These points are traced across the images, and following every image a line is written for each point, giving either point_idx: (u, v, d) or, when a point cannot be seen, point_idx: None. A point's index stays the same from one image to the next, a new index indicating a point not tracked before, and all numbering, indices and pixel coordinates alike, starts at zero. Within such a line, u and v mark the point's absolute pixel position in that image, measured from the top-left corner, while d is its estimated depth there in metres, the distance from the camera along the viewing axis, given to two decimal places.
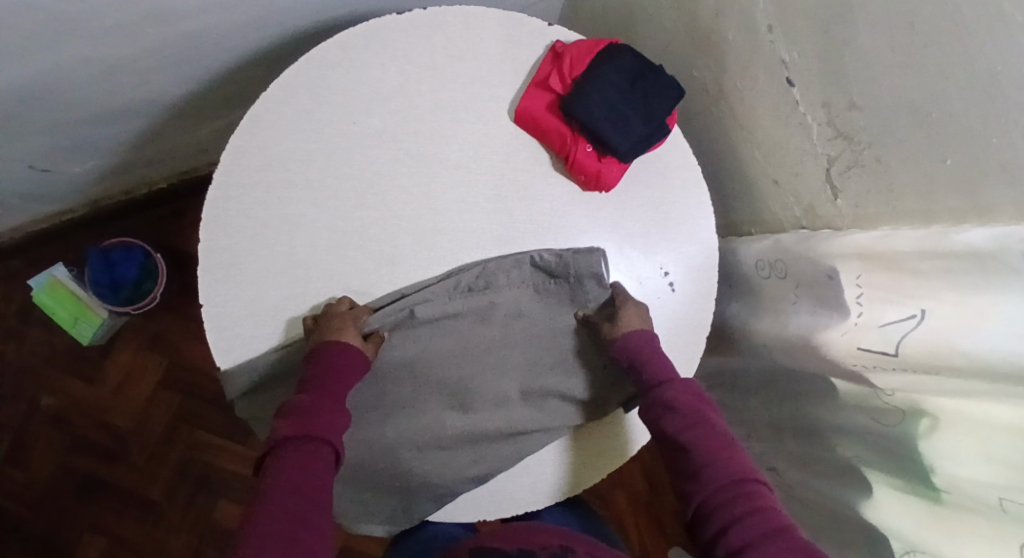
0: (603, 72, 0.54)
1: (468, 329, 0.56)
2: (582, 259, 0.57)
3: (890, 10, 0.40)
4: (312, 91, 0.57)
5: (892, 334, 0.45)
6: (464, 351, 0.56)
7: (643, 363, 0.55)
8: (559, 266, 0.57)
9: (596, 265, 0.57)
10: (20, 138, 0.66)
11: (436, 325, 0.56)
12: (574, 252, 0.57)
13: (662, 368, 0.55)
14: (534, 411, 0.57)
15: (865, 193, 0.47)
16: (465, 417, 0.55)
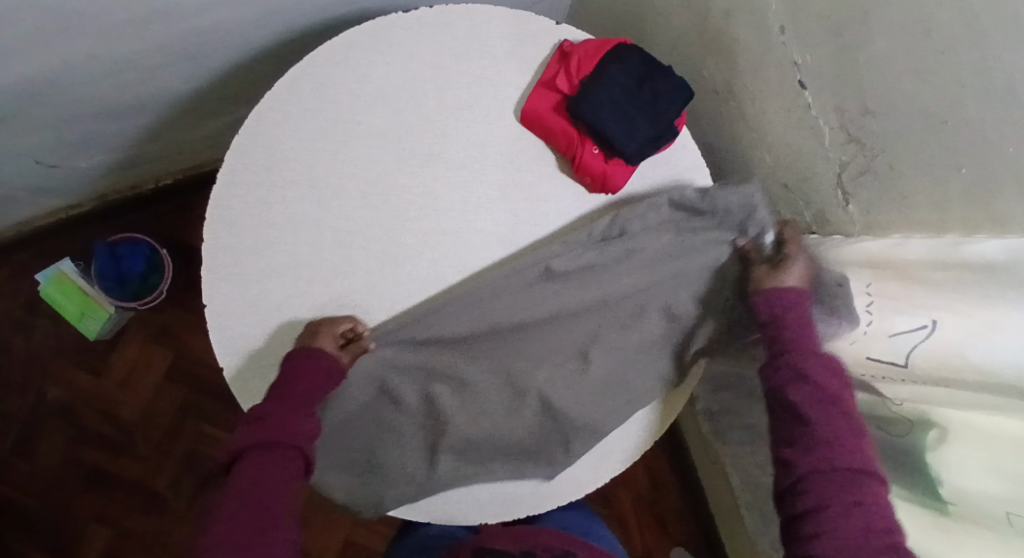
0: (611, 72, 0.53)
1: (598, 274, 0.55)
2: (731, 194, 0.53)
3: (907, 13, 0.39)
4: (317, 90, 0.56)
5: (902, 345, 0.44)
6: (586, 298, 0.55)
7: (783, 323, 0.48)
8: (703, 205, 0.54)
9: (749, 200, 0.52)
10: (27, 133, 0.66)
11: (574, 272, 0.55)
12: (721, 188, 0.53)
13: (806, 334, 0.47)
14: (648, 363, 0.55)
15: (877, 200, 0.46)
16: (574, 373, 0.54)
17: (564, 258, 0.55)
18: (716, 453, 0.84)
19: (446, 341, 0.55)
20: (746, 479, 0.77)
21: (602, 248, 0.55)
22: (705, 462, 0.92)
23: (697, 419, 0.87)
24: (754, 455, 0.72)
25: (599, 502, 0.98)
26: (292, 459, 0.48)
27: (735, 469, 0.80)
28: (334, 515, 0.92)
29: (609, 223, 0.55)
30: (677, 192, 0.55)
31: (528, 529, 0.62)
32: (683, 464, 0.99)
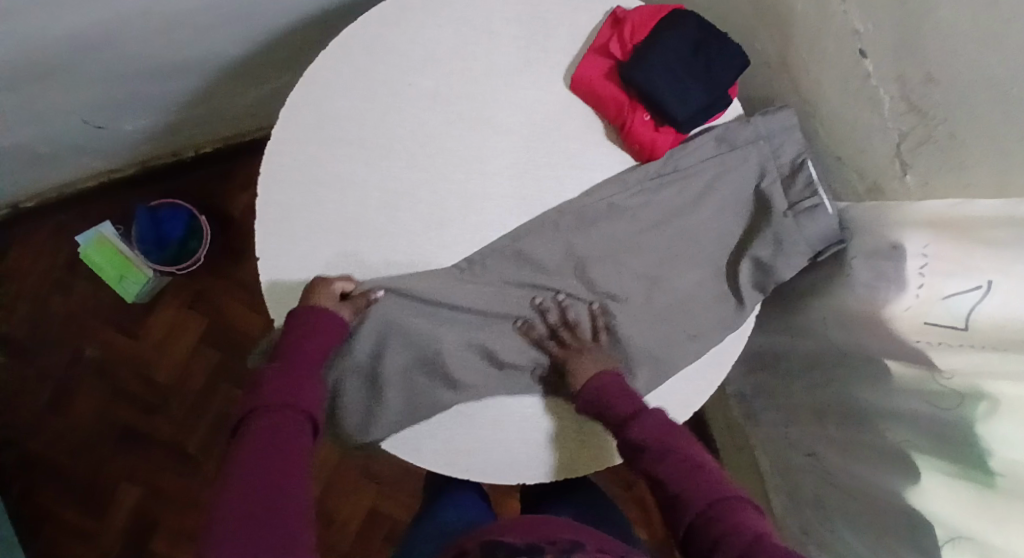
0: (666, 37, 0.53)
1: (652, 215, 0.55)
2: (774, 121, 0.54)
3: None
4: (369, 52, 0.57)
5: (959, 308, 0.44)
6: (639, 237, 0.56)
7: (605, 398, 0.53)
8: (747, 135, 0.55)
9: (790, 125, 0.54)
10: (76, 90, 0.67)
11: (625, 213, 0.55)
12: (764, 116, 0.55)
13: (626, 403, 0.53)
14: (711, 308, 0.56)
15: (936, 170, 0.45)
16: (629, 311, 0.56)
17: (621, 196, 0.55)
18: (745, 437, 0.83)
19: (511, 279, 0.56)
20: (776, 462, 0.76)
21: (656, 188, 0.55)
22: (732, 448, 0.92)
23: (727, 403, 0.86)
24: (788, 437, 0.71)
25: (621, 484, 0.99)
26: (293, 420, 0.48)
27: (764, 453, 0.79)
28: (359, 485, 0.92)
29: (663, 162, 0.55)
30: (719, 126, 0.56)
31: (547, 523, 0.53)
32: None
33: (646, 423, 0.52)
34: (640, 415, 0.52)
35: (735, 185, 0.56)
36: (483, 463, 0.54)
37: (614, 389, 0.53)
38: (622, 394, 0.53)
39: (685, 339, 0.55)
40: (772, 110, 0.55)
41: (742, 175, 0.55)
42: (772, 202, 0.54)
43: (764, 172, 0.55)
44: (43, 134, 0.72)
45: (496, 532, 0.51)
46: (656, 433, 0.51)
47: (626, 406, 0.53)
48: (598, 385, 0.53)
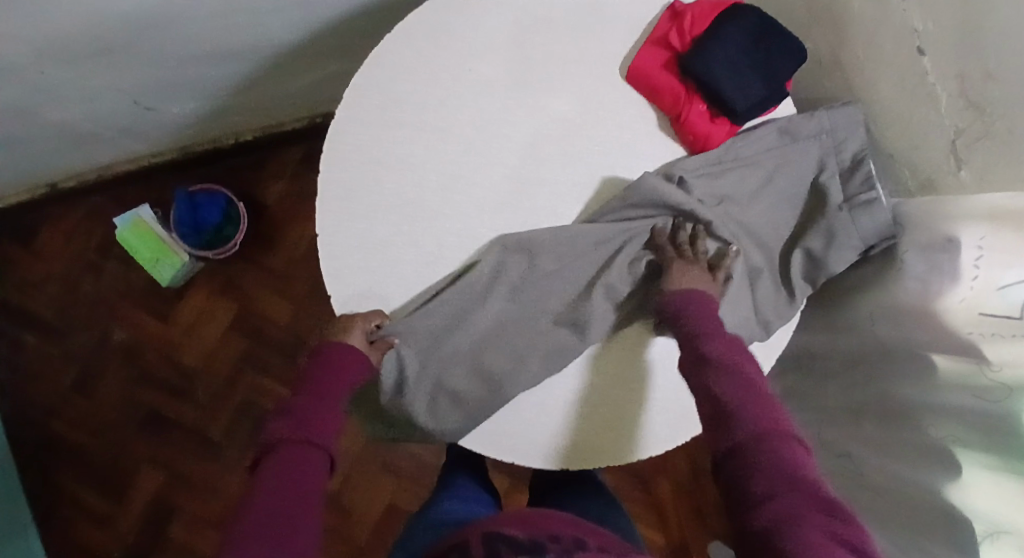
0: (727, 30, 0.55)
1: (713, 201, 0.56)
2: (839, 116, 0.56)
3: None
4: (432, 38, 0.58)
5: (1014, 297, 0.44)
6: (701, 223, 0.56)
7: (686, 314, 0.52)
8: (809, 127, 0.56)
9: (854, 121, 0.56)
10: (130, 70, 0.68)
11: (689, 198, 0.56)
12: (829, 110, 0.56)
13: (706, 320, 0.52)
14: (765, 296, 0.57)
15: (993, 165, 0.46)
16: None
17: (691, 175, 0.56)
18: None
19: (599, 238, 0.55)
20: None
21: (718, 174, 0.56)
22: None
23: None
24: (819, 438, 0.72)
25: (636, 486, 0.98)
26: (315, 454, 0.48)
27: None
28: (378, 478, 0.92)
29: (723, 152, 0.57)
30: (782, 118, 0.57)
31: (550, 516, 0.47)
32: None
33: (720, 343, 0.51)
34: (715, 335, 0.51)
35: (793, 177, 0.57)
36: (524, 446, 0.55)
37: (702, 307, 0.53)
38: (708, 314, 0.52)
39: (744, 326, 0.56)
40: (838, 105, 0.56)
41: (800, 168, 0.57)
42: (829, 194, 0.56)
43: (823, 167, 0.57)
44: (92, 113, 0.73)
45: (492, 523, 0.46)
46: (729, 352, 0.51)
47: (706, 323, 0.52)
48: (685, 299, 0.53)
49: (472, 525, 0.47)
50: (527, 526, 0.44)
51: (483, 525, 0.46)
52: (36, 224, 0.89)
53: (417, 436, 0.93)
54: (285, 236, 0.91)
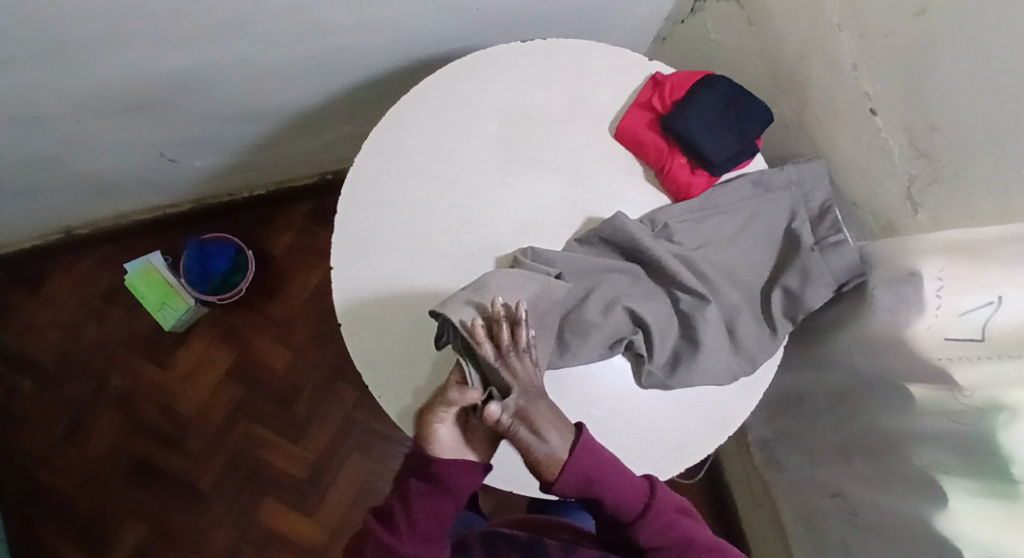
0: (703, 94, 0.62)
1: (693, 245, 0.62)
2: (805, 170, 0.62)
3: (965, 45, 0.46)
4: (443, 97, 0.65)
5: (974, 321, 0.49)
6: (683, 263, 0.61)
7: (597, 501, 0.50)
8: (779, 180, 0.62)
9: (818, 174, 0.62)
10: (164, 125, 0.74)
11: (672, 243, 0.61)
12: (797, 165, 0.63)
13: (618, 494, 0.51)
14: (750, 331, 0.61)
15: (944, 206, 0.52)
16: (683, 325, 0.60)
17: (673, 220, 0.62)
18: (769, 488, 0.85)
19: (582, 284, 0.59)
20: (800, 510, 0.78)
21: (699, 220, 0.62)
22: (750, 506, 0.92)
23: (749, 454, 0.88)
24: (813, 479, 0.73)
25: None
26: None
27: (788, 505, 0.80)
28: None
29: (702, 200, 0.63)
30: (754, 171, 0.63)
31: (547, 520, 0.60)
32: (724, 512, 0.98)
33: (652, 514, 0.52)
34: (650, 508, 0.52)
35: (766, 224, 0.63)
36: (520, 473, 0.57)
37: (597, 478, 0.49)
38: (611, 477, 0.50)
39: (729, 357, 0.60)
40: (806, 161, 0.63)
41: (773, 216, 0.63)
42: (801, 238, 0.61)
43: (795, 219, 0.62)
44: (120, 165, 0.78)
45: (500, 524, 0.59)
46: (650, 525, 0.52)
47: (631, 503, 0.51)
48: (573, 473, 0.48)
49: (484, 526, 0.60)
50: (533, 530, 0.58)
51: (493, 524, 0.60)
52: (45, 272, 0.92)
53: None
54: (288, 287, 0.95)
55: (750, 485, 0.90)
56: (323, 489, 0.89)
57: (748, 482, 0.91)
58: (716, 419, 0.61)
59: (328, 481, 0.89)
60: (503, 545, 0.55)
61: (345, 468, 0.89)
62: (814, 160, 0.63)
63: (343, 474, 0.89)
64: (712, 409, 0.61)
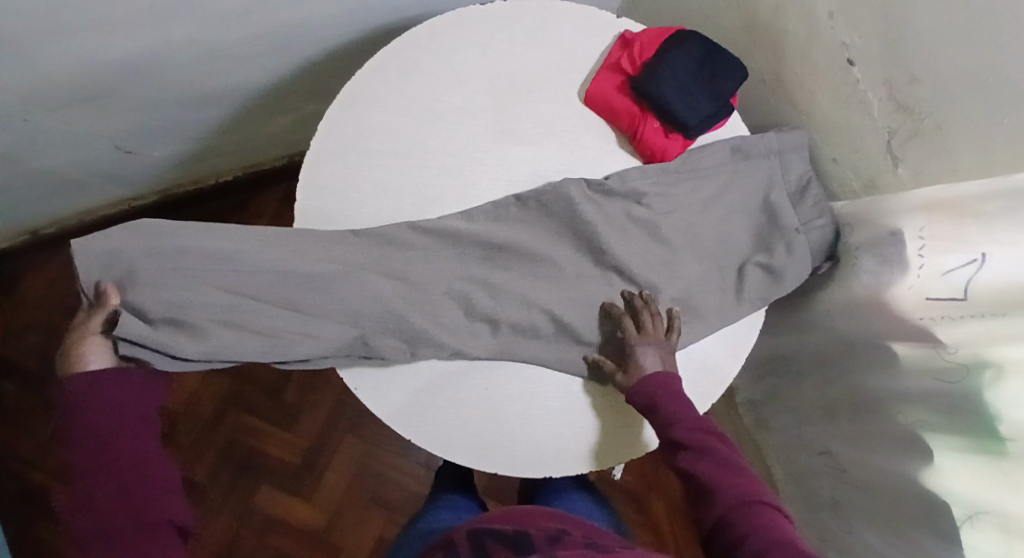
0: (675, 52, 0.59)
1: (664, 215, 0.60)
2: (787, 137, 0.61)
3: None
4: (402, 72, 0.62)
5: (957, 280, 0.48)
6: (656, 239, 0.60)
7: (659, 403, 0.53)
8: (760, 146, 0.61)
9: (799, 142, 0.61)
10: (116, 115, 0.70)
11: (644, 217, 0.60)
12: (780, 132, 0.61)
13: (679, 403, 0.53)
14: (731, 298, 0.60)
15: (924, 160, 0.50)
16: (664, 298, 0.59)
17: (646, 185, 0.60)
18: (758, 446, 0.85)
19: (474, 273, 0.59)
20: (789, 468, 0.78)
21: (676, 184, 0.60)
22: None
23: (737, 415, 0.89)
24: (801, 438, 0.74)
25: (632, 506, 0.97)
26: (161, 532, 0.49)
27: (778, 462, 0.81)
28: (368, 513, 0.91)
29: (679, 164, 0.60)
30: (735, 137, 0.62)
31: (528, 511, 0.58)
32: None
33: (687, 424, 0.52)
34: (685, 417, 0.53)
35: (745, 189, 0.61)
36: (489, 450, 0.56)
37: (669, 384, 0.54)
38: (674, 389, 0.54)
39: (710, 326, 0.59)
40: (786, 130, 0.62)
41: (752, 179, 0.61)
42: (778, 203, 0.60)
43: (773, 182, 0.61)
44: (77, 159, 0.75)
45: (479, 522, 0.57)
46: (697, 434, 0.52)
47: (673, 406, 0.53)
48: (653, 377, 0.54)
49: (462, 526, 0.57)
50: (515, 521, 0.55)
51: (474, 522, 0.57)
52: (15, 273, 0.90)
53: (403, 465, 0.93)
54: None
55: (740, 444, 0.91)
56: (319, 475, 0.91)
57: None
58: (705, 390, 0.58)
59: (324, 466, 0.92)
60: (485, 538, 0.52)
61: (338, 453, 0.92)
62: (795, 129, 0.62)
63: (338, 458, 0.92)
64: (700, 380, 0.59)
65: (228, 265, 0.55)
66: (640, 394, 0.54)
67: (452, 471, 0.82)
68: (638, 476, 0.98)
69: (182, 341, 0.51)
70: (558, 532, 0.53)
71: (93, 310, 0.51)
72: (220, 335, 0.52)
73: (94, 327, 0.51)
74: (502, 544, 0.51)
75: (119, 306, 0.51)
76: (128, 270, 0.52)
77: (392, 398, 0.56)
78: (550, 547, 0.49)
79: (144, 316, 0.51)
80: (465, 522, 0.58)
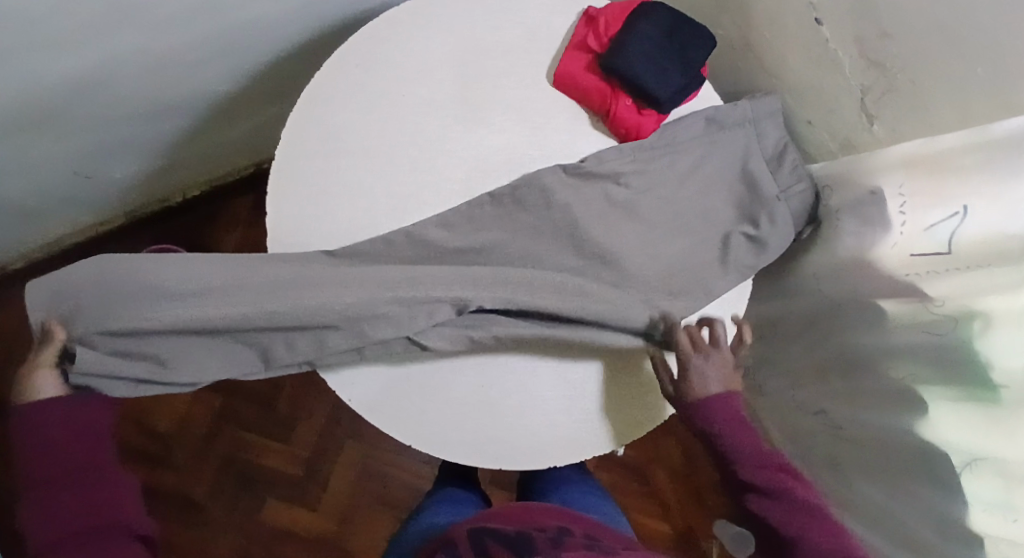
0: (641, 26, 0.58)
1: (643, 193, 0.59)
2: (761, 104, 0.61)
3: None
4: (364, 68, 0.60)
5: (941, 234, 0.48)
6: (638, 217, 0.59)
7: (725, 434, 0.56)
8: (734, 115, 0.60)
9: (772, 107, 0.61)
10: (69, 139, 0.68)
11: (624, 197, 0.59)
12: (753, 99, 0.61)
13: (747, 441, 0.56)
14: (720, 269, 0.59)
15: (899, 115, 0.50)
16: (651, 273, 0.58)
17: (623, 164, 0.59)
18: None
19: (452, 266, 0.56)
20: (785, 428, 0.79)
21: (651, 159, 0.59)
22: None
23: None
24: (794, 399, 0.75)
25: (634, 479, 0.98)
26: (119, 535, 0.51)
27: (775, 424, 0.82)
28: (374, 514, 0.91)
29: (655, 140, 0.60)
30: (708, 108, 0.61)
31: (531, 508, 0.60)
32: None
33: (756, 464, 0.55)
34: (754, 456, 0.55)
35: (722, 160, 0.60)
36: (485, 444, 0.55)
37: (733, 417, 0.56)
38: (737, 421, 0.56)
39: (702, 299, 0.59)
40: (760, 95, 0.61)
41: (729, 148, 0.60)
42: (756, 171, 0.60)
43: (750, 151, 0.60)
44: (34, 188, 0.73)
45: (480, 521, 0.58)
46: (769, 473, 0.55)
47: (738, 444, 0.56)
48: (716, 407, 0.56)
49: (464, 523, 0.58)
50: (515, 521, 0.56)
51: (474, 520, 0.58)
52: None
53: (404, 464, 0.93)
54: None
55: None
56: (320, 481, 0.91)
57: None
58: None
59: (325, 470, 0.91)
60: (486, 539, 0.53)
61: (338, 457, 0.91)
62: (768, 94, 0.62)
63: (338, 463, 0.91)
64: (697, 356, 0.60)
65: (175, 277, 0.51)
66: (704, 421, 0.56)
67: (453, 467, 0.82)
68: (638, 450, 0.99)
69: (135, 369, 0.49)
70: (559, 533, 0.54)
71: (43, 344, 0.49)
72: (180, 362, 0.51)
73: (47, 361, 0.49)
74: (503, 543, 0.52)
75: (69, 339, 0.49)
76: (70, 307, 0.49)
77: (386, 406, 0.55)
78: (551, 549, 0.50)
79: (94, 348, 0.49)
80: (465, 521, 0.59)
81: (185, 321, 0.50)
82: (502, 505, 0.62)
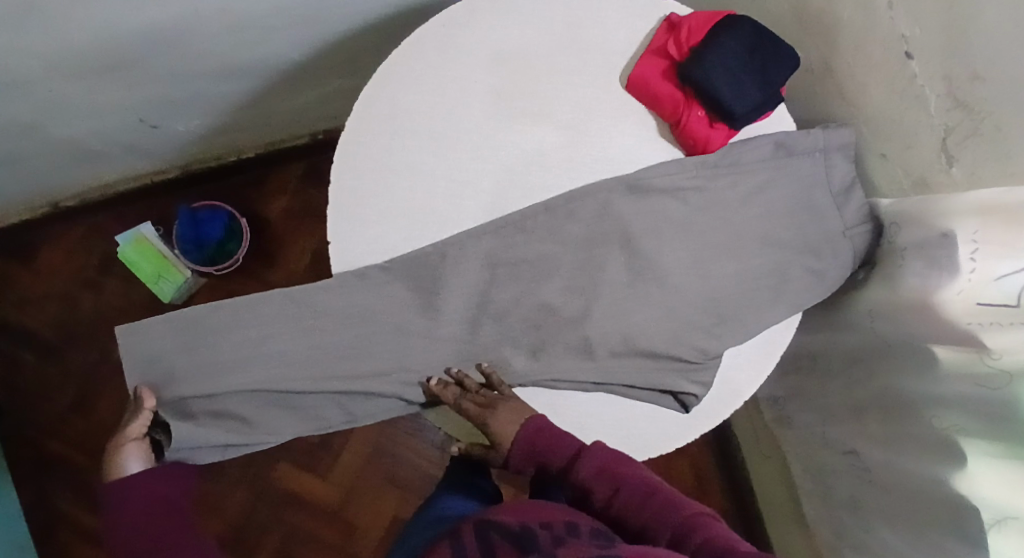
0: (724, 38, 0.57)
1: (701, 210, 0.59)
2: (835, 132, 0.60)
3: None
4: (440, 49, 0.59)
5: (1009, 287, 0.46)
6: (695, 234, 0.58)
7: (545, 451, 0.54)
8: (807, 142, 0.59)
9: (847, 138, 0.60)
10: (138, 89, 0.69)
11: (683, 211, 0.59)
12: (827, 128, 0.60)
13: (562, 446, 0.54)
14: (770, 296, 0.59)
15: (980, 160, 0.48)
16: (702, 290, 0.58)
17: (685, 178, 0.59)
18: (777, 442, 0.85)
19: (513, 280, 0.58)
20: (809, 464, 0.78)
21: (713, 176, 0.59)
22: (756, 457, 0.93)
23: (759, 411, 0.88)
24: (823, 436, 0.74)
25: None
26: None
27: (797, 457, 0.81)
28: (382, 493, 0.91)
29: (721, 157, 0.59)
30: (779, 133, 0.60)
31: (539, 504, 0.59)
32: (731, 464, 0.99)
33: (585, 463, 0.54)
34: (621, 486, 0.53)
35: (785, 185, 0.60)
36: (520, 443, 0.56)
37: (542, 437, 0.54)
38: (547, 436, 0.55)
39: (750, 322, 0.58)
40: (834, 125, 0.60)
41: (800, 176, 0.60)
42: (820, 200, 0.60)
43: (817, 182, 0.60)
44: (99, 132, 0.74)
45: (488, 513, 0.57)
46: (600, 469, 0.54)
47: (561, 450, 0.54)
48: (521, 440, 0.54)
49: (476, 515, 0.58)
50: (523, 515, 0.56)
51: (481, 513, 0.58)
52: (36, 243, 0.91)
53: (417, 446, 0.93)
54: (288, 251, 0.94)
55: (757, 440, 0.91)
56: (333, 453, 0.91)
57: (755, 435, 0.92)
58: (745, 386, 0.59)
59: (339, 444, 0.92)
60: (490, 533, 0.53)
61: (354, 433, 0.92)
62: (843, 125, 0.61)
63: (353, 438, 0.92)
64: (739, 374, 0.59)
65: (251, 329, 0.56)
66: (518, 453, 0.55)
67: None
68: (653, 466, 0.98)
69: (220, 430, 0.54)
70: (565, 530, 0.53)
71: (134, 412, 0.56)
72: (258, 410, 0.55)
73: (137, 430, 0.55)
74: (507, 540, 0.52)
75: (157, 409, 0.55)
76: (161, 373, 0.55)
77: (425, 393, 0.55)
78: (555, 548, 0.50)
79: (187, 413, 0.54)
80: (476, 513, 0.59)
81: (261, 380, 0.54)
82: (510, 501, 0.61)
